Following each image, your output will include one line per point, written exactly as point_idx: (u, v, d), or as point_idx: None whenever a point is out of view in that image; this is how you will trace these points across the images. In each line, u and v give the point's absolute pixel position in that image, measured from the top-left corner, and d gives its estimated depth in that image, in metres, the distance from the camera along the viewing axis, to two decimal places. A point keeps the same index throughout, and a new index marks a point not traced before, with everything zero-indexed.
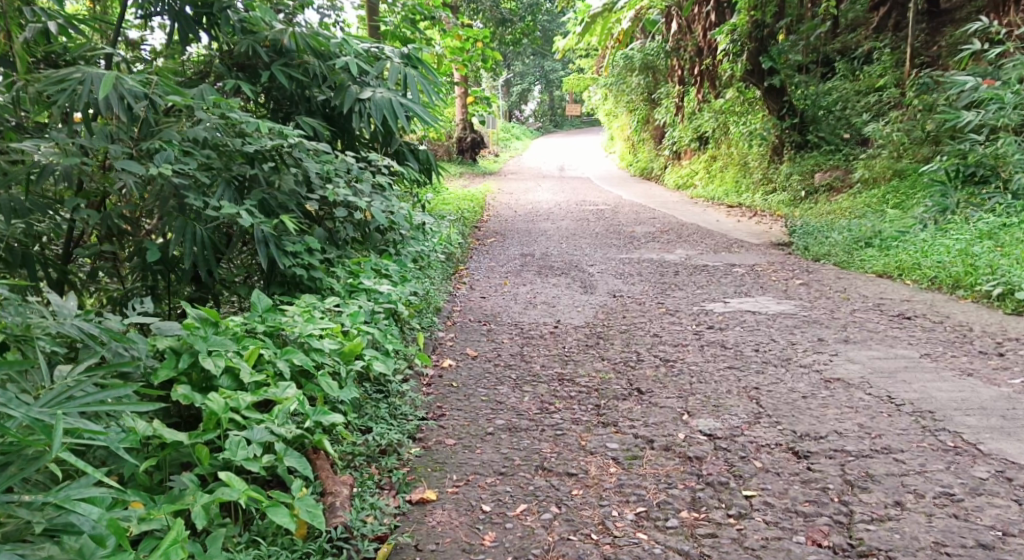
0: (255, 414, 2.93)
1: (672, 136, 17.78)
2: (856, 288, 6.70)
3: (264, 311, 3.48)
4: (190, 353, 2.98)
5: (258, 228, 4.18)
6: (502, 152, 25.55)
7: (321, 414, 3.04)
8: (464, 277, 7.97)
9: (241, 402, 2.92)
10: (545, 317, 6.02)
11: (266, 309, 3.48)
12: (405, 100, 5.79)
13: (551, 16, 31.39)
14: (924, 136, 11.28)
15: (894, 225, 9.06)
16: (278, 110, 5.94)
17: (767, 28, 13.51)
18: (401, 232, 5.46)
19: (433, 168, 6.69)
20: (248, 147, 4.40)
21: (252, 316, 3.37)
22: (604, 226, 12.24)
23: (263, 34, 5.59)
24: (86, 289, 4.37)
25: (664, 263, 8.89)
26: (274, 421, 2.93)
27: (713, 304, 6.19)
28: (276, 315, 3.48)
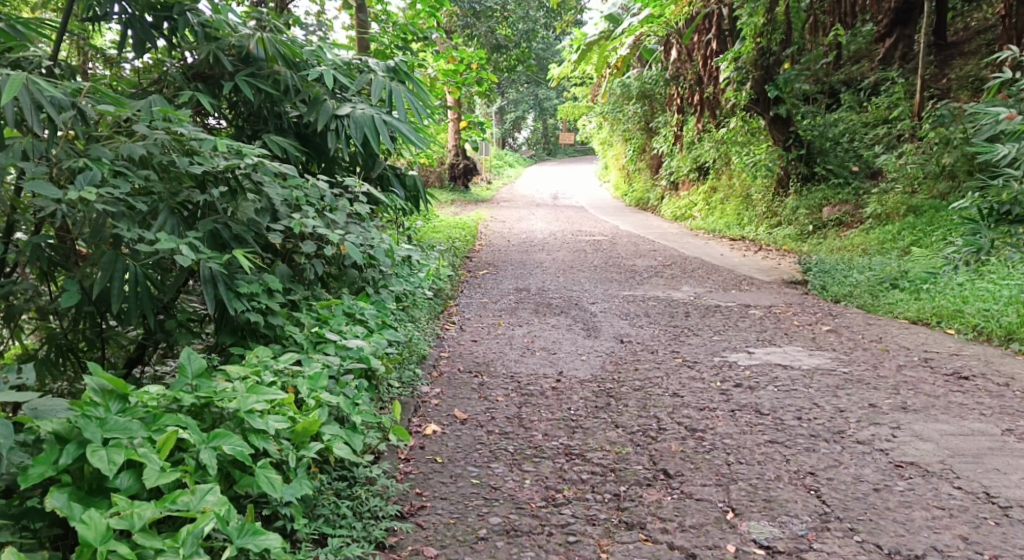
0: (153, 541, 2.38)
1: (670, 166, 17.22)
2: (892, 337, 6.03)
3: (195, 376, 2.89)
4: (77, 443, 2.50)
5: (205, 265, 3.48)
6: (494, 180, 24.88)
7: (248, 537, 2.51)
8: (453, 315, 7.22)
9: (136, 522, 2.40)
10: (545, 366, 5.29)
11: (197, 375, 2.90)
12: (389, 117, 5.10)
13: (546, 44, 31.01)
14: (939, 170, 10.68)
15: (920, 265, 8.43)
16: (245, 126, 5.23)
17: (773, 55, 12.90)
18: (381, 268, 4.74)
19: (420, 197, 5.96)
20: (196, 168, 3.72)
21: (178, 386, 2.80)
22: (602, 259, 11.55)
23: (227, 39, 5.00)
24: (22, 325, 3.69)
25: (671, 302, 8.19)
26: (179, 550, 2.39)
27: (735, 354, 5.47)
28: (211, 382, 2.90)
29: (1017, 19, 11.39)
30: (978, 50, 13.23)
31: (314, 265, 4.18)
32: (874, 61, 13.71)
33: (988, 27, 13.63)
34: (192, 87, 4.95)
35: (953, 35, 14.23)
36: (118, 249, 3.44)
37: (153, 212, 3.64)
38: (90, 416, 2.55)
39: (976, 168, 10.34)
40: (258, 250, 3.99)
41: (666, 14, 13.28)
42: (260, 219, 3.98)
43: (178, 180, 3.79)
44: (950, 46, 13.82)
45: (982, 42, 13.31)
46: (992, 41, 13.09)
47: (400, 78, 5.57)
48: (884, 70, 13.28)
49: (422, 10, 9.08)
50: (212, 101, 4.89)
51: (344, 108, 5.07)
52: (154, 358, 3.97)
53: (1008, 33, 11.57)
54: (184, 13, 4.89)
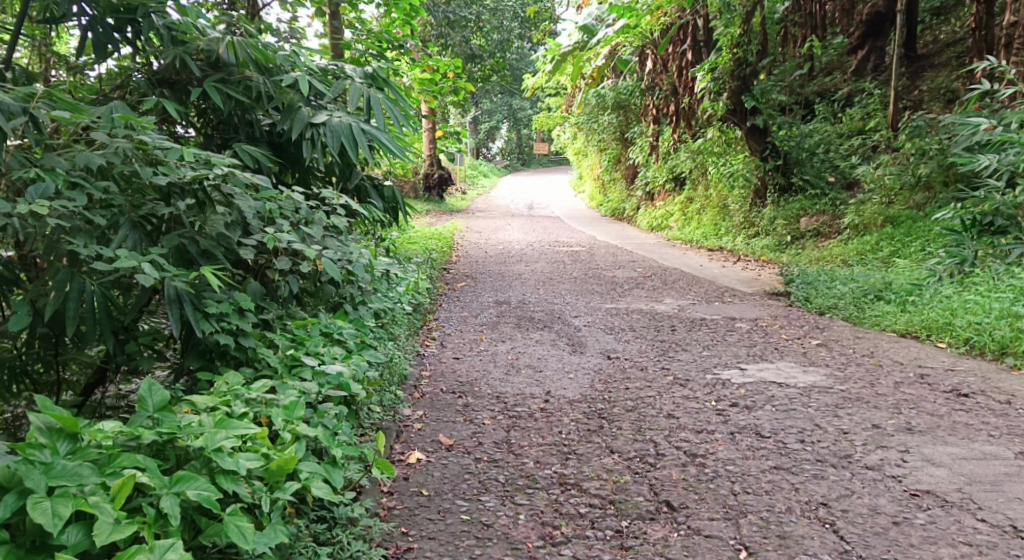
0: None
1: (645, 176, 17.11)
2: (884, 352, 5.88)
3: (156, 410, 2.70)
4: (17, 494, 2.27)
5: (169, 283, 3.25)
6: (469, 191, 24.67)
7: None
8: (433, 331, 6.97)
9: None
10: (530, 386, 5.07)
11: (160, 409, 2.67)
12: (367, 126, 4.87)
13: (520, 54, 30.93)
14: (915, 181, 10.66)
15: (904, 277, 8.32)
16: (215, 134, 4.97)
17: (750, 66, 12.66)
18: (360, 284, 4.49)
19: (399, 209, 5.71)
20: (160, 178, 3.49)
21: (137, 423, 2.58)
22: (582, 270, 11.37)
23: (195, 43, 4.73)
24: None
25: (654, 316, 8.00)
26: None
27: (727, 371, 5.29)
28: (172, 416, 2.70)
29: (986, 31, 11.53)
30: (948, 62, 13.26)
31: (289, 281, 3.93)
32: (847, 72, 13.82)
33: (958, 39, 13.68)
34: (156, 93, 4.70)
35: (922, 48, 14.25)
36: (74, 267, 3.22)
37: (113, 226, 3.41)
38: (33, 462, 2.32)
39: (951, 179, 10.30)
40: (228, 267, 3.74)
41: (642, 24, 13.17)
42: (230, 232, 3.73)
43: (140, 193, 3.56)
44: (921, 59, 13.85)
45: (952, 54, 13.33)
46: (962, 53, 13.13)
47: (378, 85, 5.34)
48: (857, 81, 13.33)
49: (397, 18, 8.84)
50: (179, 108, 4.64)
51: (320, 115, 4.83)
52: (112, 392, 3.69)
53: (979, 45, 11.69)
54: (148, 14, 4.63)
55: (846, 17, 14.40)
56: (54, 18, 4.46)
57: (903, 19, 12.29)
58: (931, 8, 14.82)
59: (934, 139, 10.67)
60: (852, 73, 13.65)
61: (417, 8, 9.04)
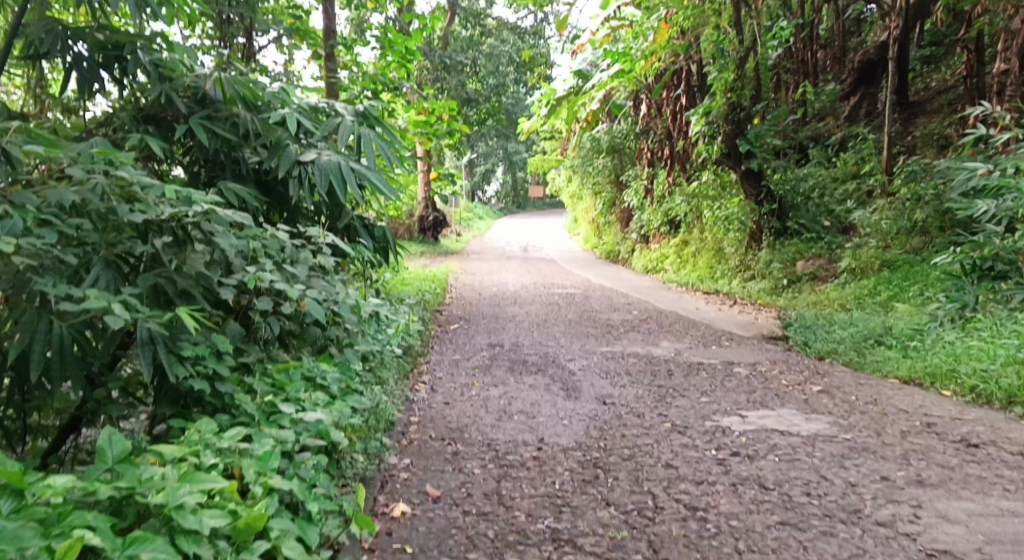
0: None
1: (640, 219, 17.04)
2: (887, 399, 5.70)
3: (116, 462, 2.60)
4: None
5: (142, 324, 3.12)
6: (464, 233, 24.59)
7: None
8: (424, 375, 6.79)
9: None
10: (523, 433, 4.89)
11: (118, 460, 2.61)
12: (357, 164, 4.74)
13: (516, 98, 31.12)
14: (911, 226, 10.60)
15: (904, 322, 8.17)
16: (201, 172, 4.85)
17: (744, 110, 12.66)
18: (347, 325, 4.33)
19: (390, 249, 5.55)
20: (136, 214, 3.36)
21: (93, 478, 2.49)
22: (576, 313, 11.22)
23: (182, 80, 4.68)
24: None
25: (651, 360, 7.82)
26: None
27: (727, 418, 5.11)
28: (134, 468, 2.60)
29: (979, 80, 11.72)
30: (940, 108, 13.31)
31: (270, 322, 3.78)
32: (839, 118, 13.75)
33: (949, 86, 13.73)
34: (140, 129, 4.60)
35: (914, 94, 14.31)
36: (44, 308, 3.08)
37: (86, 265, 3.31)
38: None
39: (947, 224, 10.28)
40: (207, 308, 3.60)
41: (637, 69, 13.20)
42: (210, 272, 3.59)
43: (117, 230, 3.45)
44: (913, 105, 13.87)
45: (944, 101, 13.39)
46: (954, 99, 13.18)
47: (371, 122, 5.21)
48: (850, 126, 13.33)
49: (392, 61, 8.79)
50: (163, 145, 4.53)
51: (308, 153, 4.70)
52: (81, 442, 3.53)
53: (970, 93, 11.87)
54: (135, 49, 4.56)
55: (838, 65, 14.30)
56: (36, 55, 4.38)
57: (894, 65, 12.24)
58: (921, 57, 14.92)
59: (929, 183, 10.57)
60: (845, 118, 13.70)
61: (413, 51, 9.01)
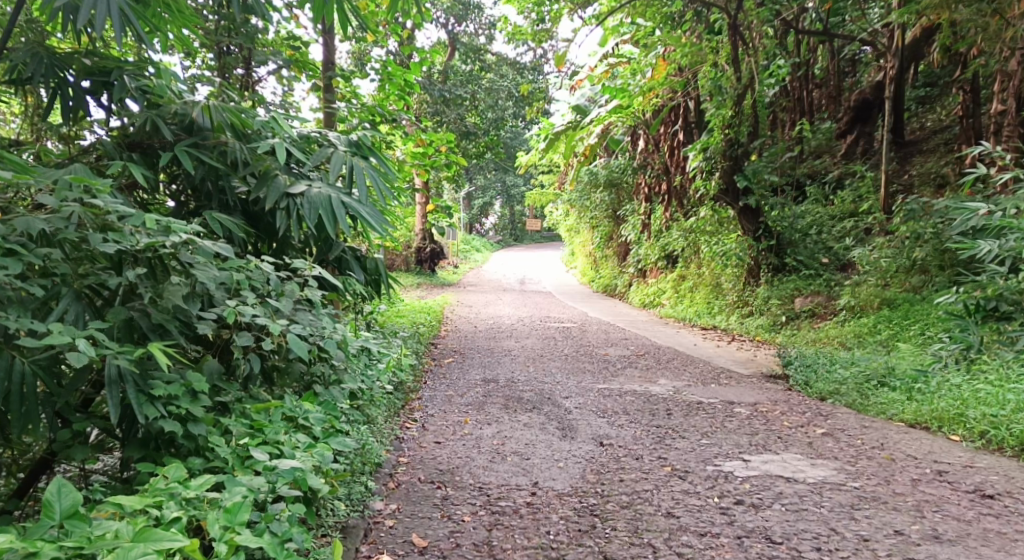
0: None
1: (638, 253, 16.90)
2: (895, 444, 5.48)
3: (64, 518, 2.63)
4: None
5: (111, 362, 3.00)
6: (461, 265, 24.44)
7: None
8: (414, 411, 6.57)
9: None
10: (516, 475, 4.70)
11: (66, 516, 2.63)
12: (347, 197, 4.58)
13: (515, 132, 31.16)
14: (911, 264, 10.46)
15: (907, 362, 7.98)
16: (186, 201, 4.64)
17: (742, 146, 12.32)
18: (333, 363, 4.16)
19: (382, 282, 5.36)
20: (107, 246, 3.20)
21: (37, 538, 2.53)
22: (573, 347, 11.02)
23: (169, 106, 4.47)
24: None
25: (649, 398, 7.63)
26: None
27: (729, 462, 4.91)
28: (82, 524, 2.63)
29: (974, 119, 11.73)
30: (937, 148, 13.29)
31: (251, 359, 3.59)
32: (835, 156, 13.82)
33: (944, 126, 13.72)
34: (123, 156, 4.40)
35: (910, 133, 14.32)
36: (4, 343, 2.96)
37: (53, 297, 3.18)
38: None
39: (947, 263, 10.17)
40: (183, 343, 3.43)
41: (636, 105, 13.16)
42: (188, 305, 3.42)
43: (89, 260, 3.31)
44: (910, 144, 13.86)
45: (940, 141, 13.38)
46: (950, 140, 13.16)
47: (364, 154, 5.06)
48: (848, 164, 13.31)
49: (391, 93, 8.70)
50: (146, 173, 4.34)
51: (298, 185, 4.54)
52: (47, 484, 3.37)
53: (966, 132, 11.90)
54: (121, 76, 4.45)
55: (833, 103, 14.40)
56: (19, 80, 4.37)
57: (891, 105, 12.21)
58: (916, 97, 14.91)
59: (928, 222, 10.39)
60: (842, 156, 13.69)
61: (413, 83, 8.87)
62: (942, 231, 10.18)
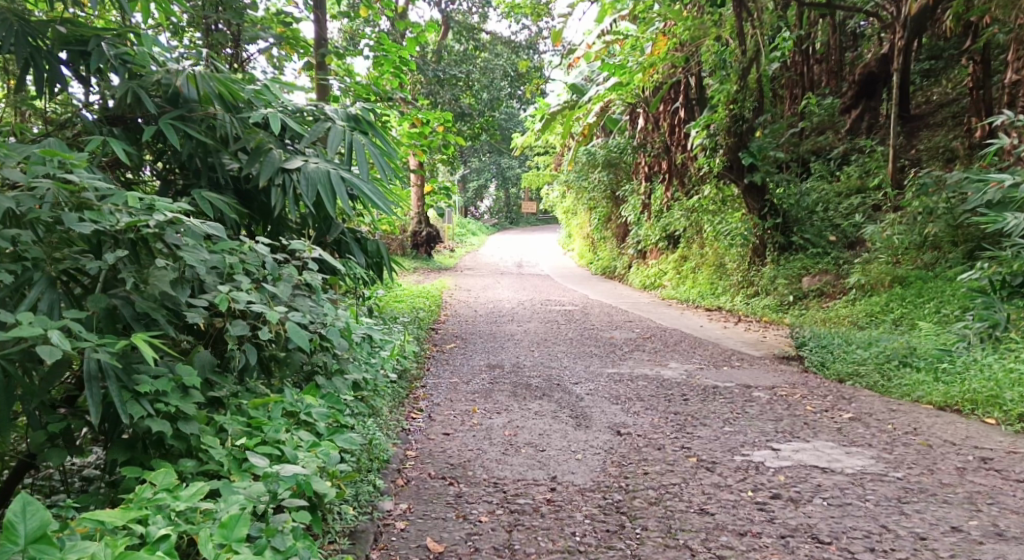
0: None
1: (638, 234, 16.58)
2: (929, 428, 5.19)
3: (31, 541, 2.30)
4: None
5: (90, 356, 2.69)
6: (457, 249, 24.09)
7: None
8: (419, 401, 6.27)
9: None
10: (533, 469, 4.42)
11: (33, 539, 2.30)
12: (347, 174, 4.25)
13: (509, 113, 30.69)
14: (922, 240, 10.17)
15: (930, 341, 7.68)
16: (174, 179, 4.29)
17: (746, 123, 11.99)
18: (335, 352, 3.86)
19: (384, 265, 5.02)
20: (83, 226, 2.88)
21: None
22: (577, 331, 10.71)
23: (152, 76, 4.13)
24: None
25: (662, 383, 7.34)
26: None
27: (758, 451, 4.63)
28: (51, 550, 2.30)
29: (984, 90, 11.29)
30: (944, 121, 12.93)
31: (246, 349, 3.27)
32: (839, 132, 13.43)
33: (951, 99, 13.37)
34: (103, 132, 4.06)
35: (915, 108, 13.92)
36: None
37: (26, 284, 2.89)
38: None
39: (959, 239, 9.87)
40: (171, 333, 3.13)
41: (636, 83, 12.74)
42: (176, 292, 3.11)
43: (67, 244, 3.01)
44: (915, 119, 13.48)
45: (947, 114, 13.02)
46: (959, 113, 12.82)
47: (363, 128, 4.75)
48: (853, 139, 13.00)
49: (387, 70, 8.31)
50: (129, 149, 3.99)
51: (295, 160, 4.21)
52: (31, 487, 3.10)
53: (976, 104, 11.46)
54: (97, 42, 4.08)
55: (835, 78, 13.97)
56: None
57: (898, 78, 11.84)
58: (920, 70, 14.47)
59: (942, 196, 10.07)
60: (846, 131, 13.33)
61: (407, 60, 8.46)
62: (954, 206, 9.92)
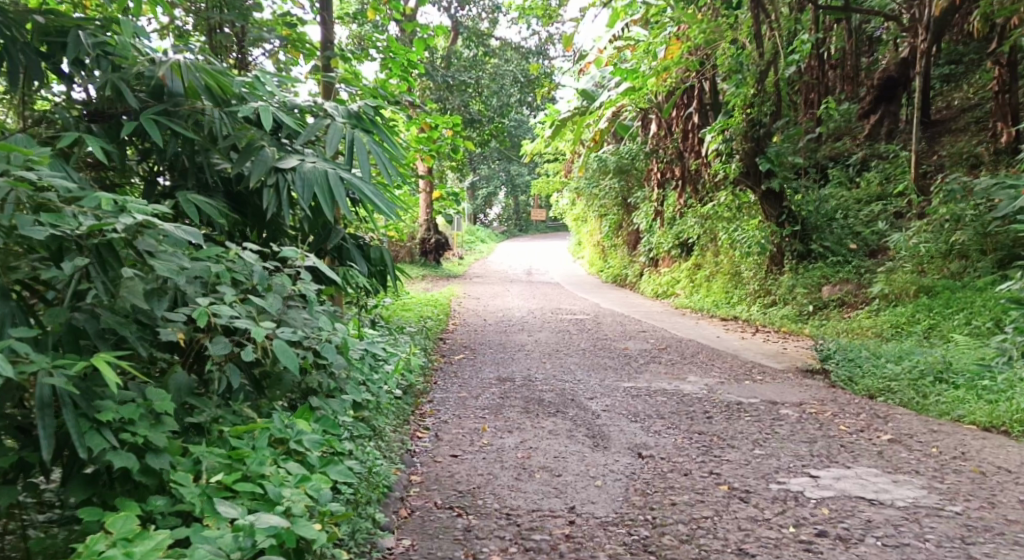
0: None
1: (649, 242, 16.18)
2: (978, 452, 4.80)
3: None
4: None
5: (45, 381, 2.34)
6: (466, 256, 23.72)
7: None
8: (426, 418, 5.88)
9: None
10: (549, 498, 4.04)
11: None
12: (346, 174, 3.90)
13: (518, 119, 30.32)
14: (949, 249, 9.78)
15: (966, 356, 7.27)
16: (159, 181, 3.92)
17: (764, 127, 11.49)
18: (331, 370, 3.49)
19: (388, 272, 4.65)
20: (40, 231, 2.53)
21: None
22: (590, 341, 10.32)
23: (133, 68, 3.76)
24: None
25: (682, 398, 6.94)
26: None
27: (795, 477, 4.25)
28: None
29: (1010, 94, 10.91)
30: (967, 126, 12.51)
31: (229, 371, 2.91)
32: (858, 137, 13.06)
33: (973, 104, 12.92)
34: (80, 128, 3.70)
35: (935, 114, 13.45)
36: None
37: None
38: None
39: (988, 247, 9.47)
40: (143, 352, 2.77)
41: (649, 87, 12.35)
42: (149, 304, 2.80)
43: (26, 252, 2.66)
44: (936, 125, 13.08)
45: (971, 118, 12.58)
46: (982, 117, 12.41)
47: (365, 126, 4.40)
48: (873, 145, 12.62)
49: (395, 75, 7.97)
50: (107, 147, 3.64)
51: (288, 160, 3.86)
52: None
53: (1002, 109, 11.06)
54: (75, 31, 3.73)
55: (851, 84, 13.63)
56: None
57: (921, 81, 11.34)
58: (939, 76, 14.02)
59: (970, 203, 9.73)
60: (866, 137, 12.95)
61: (415, 62, 8.08)
62: (983, 214, 9.56)
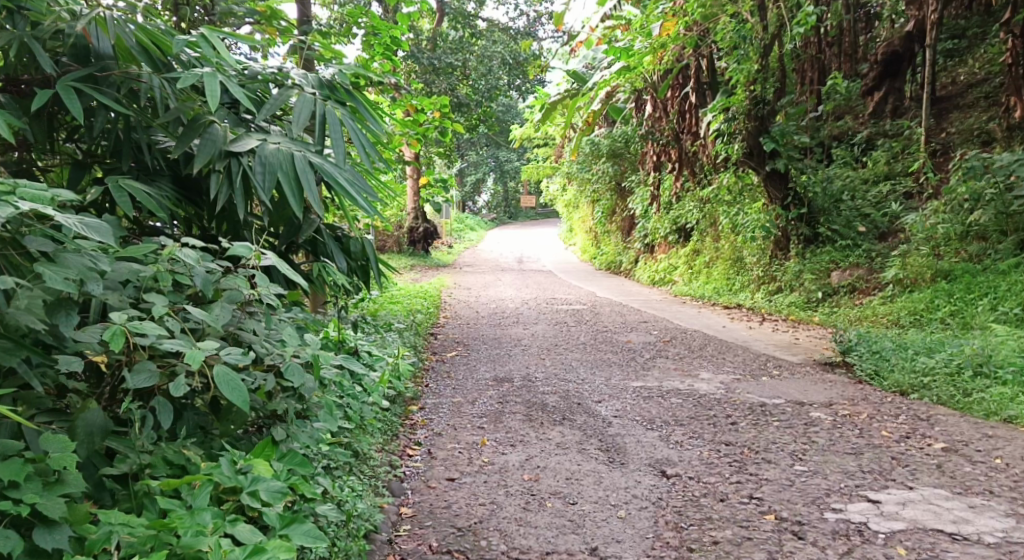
0: None
1: (645, 227, 15.52)
2: None
3: None
4: None
5: None
6: (457, 245, 23.03)
7: None
8: (417, 430, 5.24)
9: None
10: (567, 537, 3.43)
11: None
12: (314, 157, 3.25)
13: (506, 104, 29.53)
14: (966, 231, 9.15)
15: (1006, 346, 6.66)
16: (94, 162, 3.29)
17: (767, 105, 10.83)
18: (299, 396, 2.87)
19: (372, 269, 4.00)
20: None
21: None
22: (589, 334, 9.67)
23: (52, 27, 3.05)
24: None
25: (699, 399, 6.31)
26: None
27: (850, 503, 3.65)
28: None
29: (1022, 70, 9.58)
30: (976, 102, 11.77)
31: (157, 407, 2.34)
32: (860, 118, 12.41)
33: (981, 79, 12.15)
34: None
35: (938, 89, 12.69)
36: None
37: None
38: None
39: (1010, 228, 8.85)
40: (40, 386, 2.21)
41: (645, 66, 11.61)
42: (53, 321, 2.23)
43: None
44: (942, 101, 12.35)
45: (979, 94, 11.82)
46: (992, 92, 11.61)
47: (339, 97, 3.71)
48: (878, 123, 11.97)
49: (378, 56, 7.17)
50: (18, 123, 2.97)
51: (245, 140, 3.20)
52: None
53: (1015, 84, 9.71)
54: None
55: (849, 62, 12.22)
56: None
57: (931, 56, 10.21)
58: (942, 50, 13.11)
59: (990, 180, 9.10)
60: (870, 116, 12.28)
61: (399, 40, 7.31)
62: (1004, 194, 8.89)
